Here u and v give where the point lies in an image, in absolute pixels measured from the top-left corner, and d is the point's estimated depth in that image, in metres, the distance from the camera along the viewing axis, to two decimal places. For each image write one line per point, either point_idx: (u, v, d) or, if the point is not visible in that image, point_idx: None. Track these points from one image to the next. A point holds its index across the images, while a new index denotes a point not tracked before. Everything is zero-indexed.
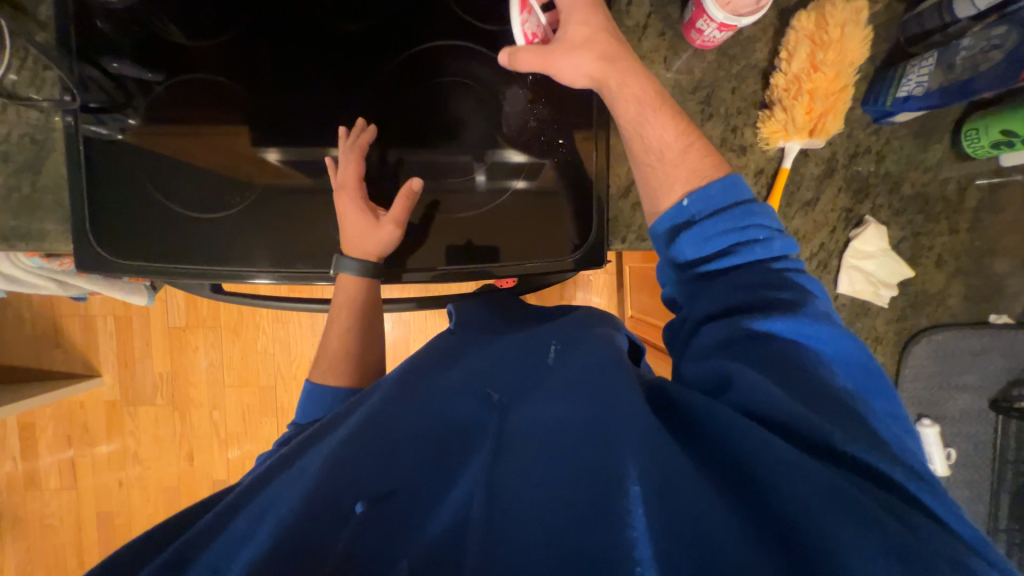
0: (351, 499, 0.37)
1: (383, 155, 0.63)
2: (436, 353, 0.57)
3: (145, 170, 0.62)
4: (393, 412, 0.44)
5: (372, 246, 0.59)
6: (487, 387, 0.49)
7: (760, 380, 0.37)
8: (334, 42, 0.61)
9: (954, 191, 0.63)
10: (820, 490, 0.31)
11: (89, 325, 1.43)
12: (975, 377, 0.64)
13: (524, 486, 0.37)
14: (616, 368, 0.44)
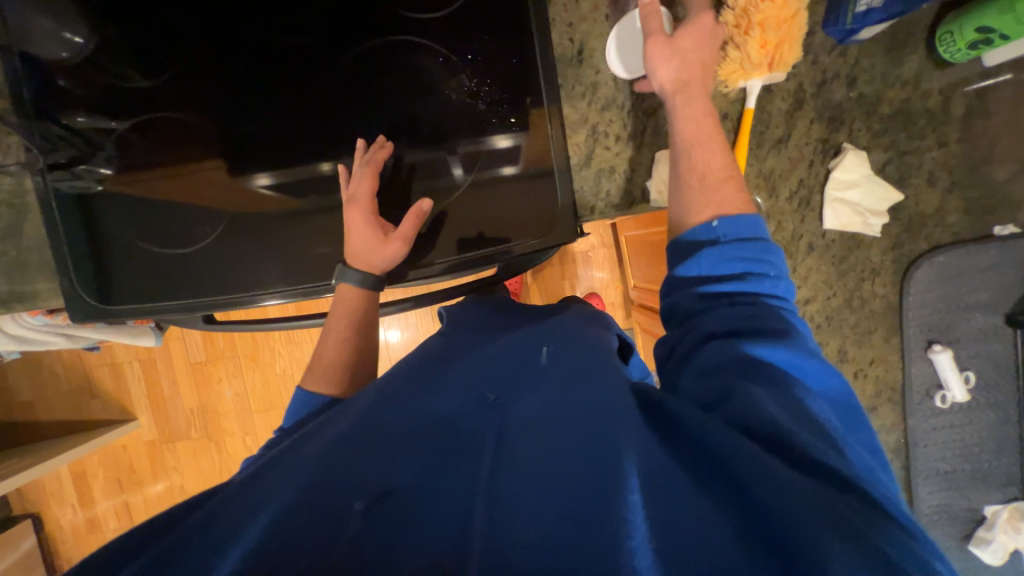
0: (349, 504, 0.36)
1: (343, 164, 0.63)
2: (428, 359, 0.55)
3: (119, 216, 0.63)
4: (389, 422, 0.43)
5: (379, 263, 0.59)
6: (486, 388, 0.48)
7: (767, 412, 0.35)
8: (275, 59, 0.61)
9: (937, 102, 0.59)
10: (821, 502, 0.29)
11: (117, 374, 1.50)
12: (985, 294, 0.61)
13: (526, 483, 0.35)
14: (614, 380, 0.43)
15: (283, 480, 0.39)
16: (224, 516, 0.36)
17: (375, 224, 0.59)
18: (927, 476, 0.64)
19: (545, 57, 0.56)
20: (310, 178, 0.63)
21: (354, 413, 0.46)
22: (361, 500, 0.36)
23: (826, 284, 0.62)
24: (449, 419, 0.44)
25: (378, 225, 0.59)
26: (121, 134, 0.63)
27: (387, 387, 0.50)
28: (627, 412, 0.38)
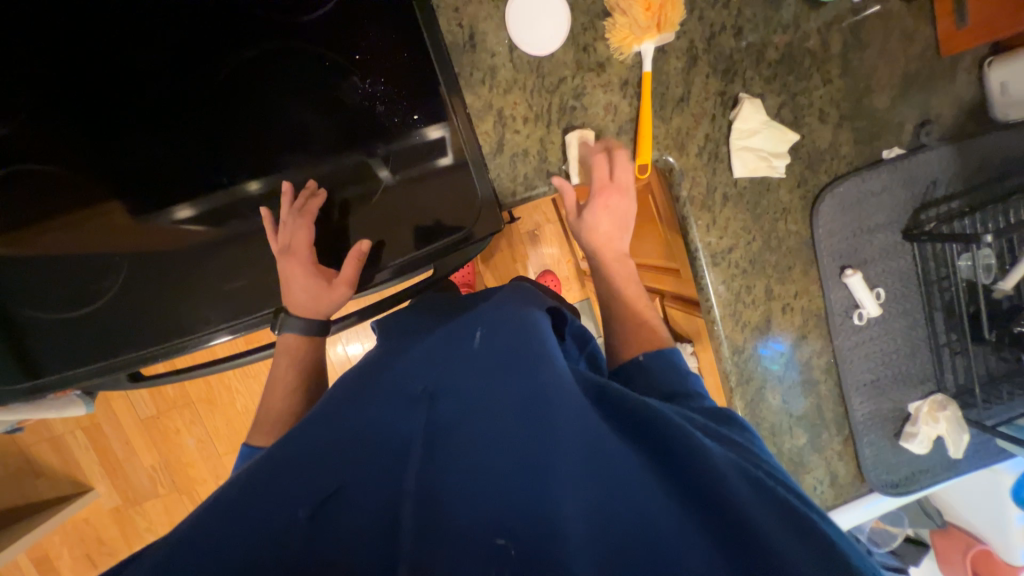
0: (287, 513, 0.34)
1: (247, 188, 0.59)
2: (362, 369, 0.55)
3: (10, 286, 0.59)
4: (329, 433, 0.42)
5: (325, 308, 0.59)
6: (419, 382, 0.47)
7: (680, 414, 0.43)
8: (136, 88, 0.54)
9: (816, 42, 0.62)
10: (729, 469, 0.36)
11: (60, 447, 1.38)
12: (883, 215, 0.66)
13: (473, 467, 0.36)
14: (545, 360, 0.45)
15: (218, 505, 0.36)
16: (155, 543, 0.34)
17: (316, 276, 0.58)
18: (858, 388, 0.69)
19: (436, 47, 0.54)
20: (213, 208, 0.59)
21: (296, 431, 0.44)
22: (296, 508, 0.35)
23: (745, 230, 0.65)
24: (388, 417, 0.43)
25: (319, 273, 0.59)
26: None
27: (327, 404, 0.48)
28: (565, 389, 0.41)
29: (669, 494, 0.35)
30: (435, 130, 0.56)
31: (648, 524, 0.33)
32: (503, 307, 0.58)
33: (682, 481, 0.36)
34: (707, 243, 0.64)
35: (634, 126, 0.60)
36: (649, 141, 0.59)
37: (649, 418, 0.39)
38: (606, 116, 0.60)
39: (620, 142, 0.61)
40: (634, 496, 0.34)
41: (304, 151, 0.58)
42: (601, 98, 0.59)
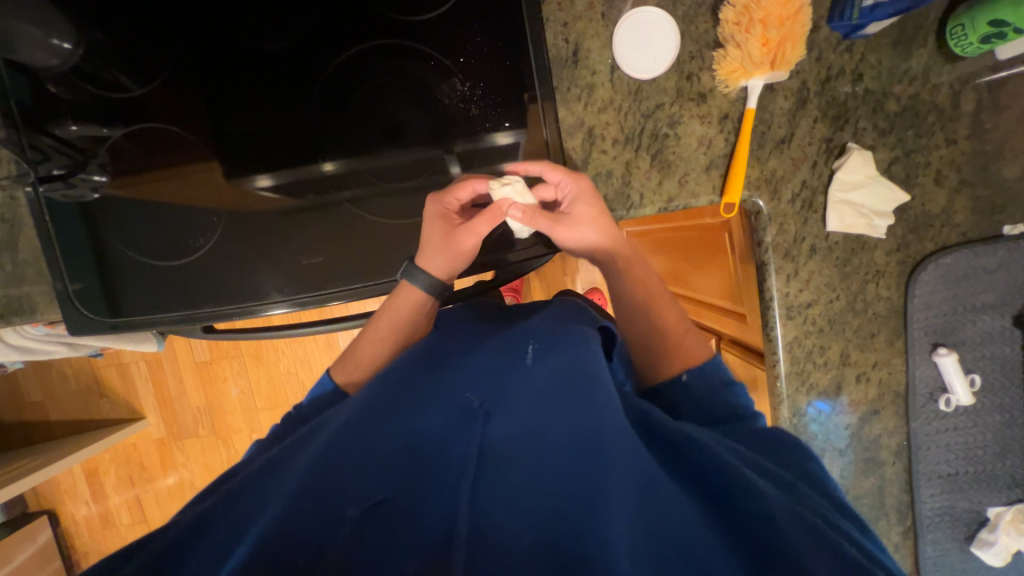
0: (335, 509, 0.37)
1: (326, 168, 0.61)
2: (425, 353, 0.56)
3: (116, 225, 0.62)
4: (381, 425, 0.44)
5: (447, 257, 0.58)
6: (471, 394, 0.48)
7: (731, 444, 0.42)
8: (260, 68, 0.59)
9: (945, 98, 0.57)
10: (794, 523, 0.33)
11: (125, 374, 1.51)
12: (993, 295, 0.59)
13: (513, 496, 0.37)
14: (594, 368, 0.43)
15: (281, 485, 0.40)
16: (229, 513, 0.39)
17: (446, 222, 0.58)
18: (931, 480, 0.63)
19: (540, 62, 0.55)
20: (294, 182, 0.61)
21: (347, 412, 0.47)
22: (344, 507, 0.37)
23: (829, 287, 0.61)
24: (439, 426, 0.45)
25: (444, 220, 0.58)
26: (111, 143, 0.62)
27: (380, 385, 0.50)
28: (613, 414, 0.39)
29: (712, 525, 0.35)
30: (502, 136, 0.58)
31: (695, 548, 0.32)
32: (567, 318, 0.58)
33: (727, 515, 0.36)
34: (785, 294, 0.61)
35: (727, 163, 0.58)
36: (740, 180, 0.56)
37: (692, 450, 0.39)
38: (698, 148, 0.58)
39: (708, 177, 0.58)
40: (678, 518, 0.34)
41: (393, 143, 0.60)
42: (696, 130, 0.57)
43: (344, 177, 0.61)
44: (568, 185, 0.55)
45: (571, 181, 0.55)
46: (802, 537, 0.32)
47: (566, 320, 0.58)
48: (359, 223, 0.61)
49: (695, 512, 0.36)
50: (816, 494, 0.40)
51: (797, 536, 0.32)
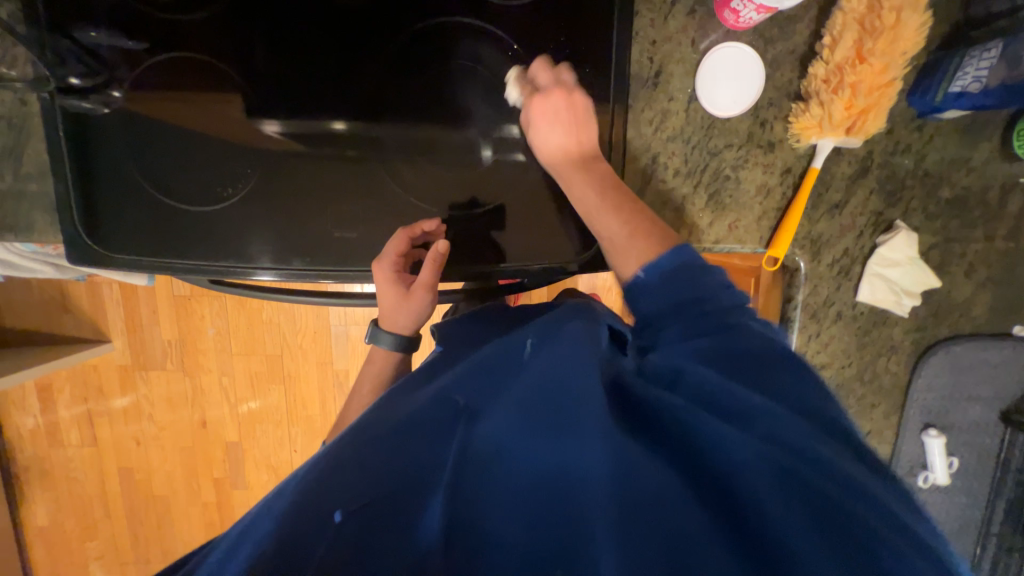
0: (312, 519, 0.35)
1: (335, 126, 0.57)
2: (425, 368, 0.55)
3: (130, 153, 0.58)
4: (367, 434, 0.43)
5: (411, 312, 0.64)
6: (456, 391, 0.45)
7: (729, 386, 0.38)
8: (321, 16, 0.55)
9: (996, 194, 0.58)
10: (806, 533, 0.30)
11: (94, 293, 1.43)
12: (988, 388, 0.63)
13: (498, 509, 0.34)
14: (577, 351, 0.42)
15: (269, 509, 0.38)
16: (231, 541, 0.38)
17: (395, 285, 0.61)
18: None
19: (619, 78, 0.54)
20: (297, 129, 0.57)
21: (345, 431, 0.46)
22: (323, 517, 0.35)
23: (844, 354, 0.62)
24: (419, 426, 0.42)
25: (397, 281, 0.61)
26: (133, 59, 0.56)
27: (373, 412, 0.49)
28: (599, 413, 0.36)
29: (696, 492, 0.33)
30: (511, 127, 0.57)
31: (675, 527, 0.31)
32: (576, 312, 0.55)
33: (704, 480, 0.34)
34: (802, 353, 0.62)
35: (779, 217, 0.58)
36: (789, 236, 0.57)
37: (672, 416, 0.36)
38: (755, 196, 0.57)
39: (758, 227, 0.58)
40: (660, 494, 0.32)
41: (447, 127, 0.57)
42: (757, 178, 0.57)
43: (380, 150, 0.58)
44: (527, 106, 0.53)
45: (529, 100, 0.53)
46: (786, 512, 0.31)
47: (575, 313, 0.55)
48: (391, 195, 0.59)
49: (676, 480, 0.34)
50: (822, 428, 0.37)
51: (780, 509, 0.31)
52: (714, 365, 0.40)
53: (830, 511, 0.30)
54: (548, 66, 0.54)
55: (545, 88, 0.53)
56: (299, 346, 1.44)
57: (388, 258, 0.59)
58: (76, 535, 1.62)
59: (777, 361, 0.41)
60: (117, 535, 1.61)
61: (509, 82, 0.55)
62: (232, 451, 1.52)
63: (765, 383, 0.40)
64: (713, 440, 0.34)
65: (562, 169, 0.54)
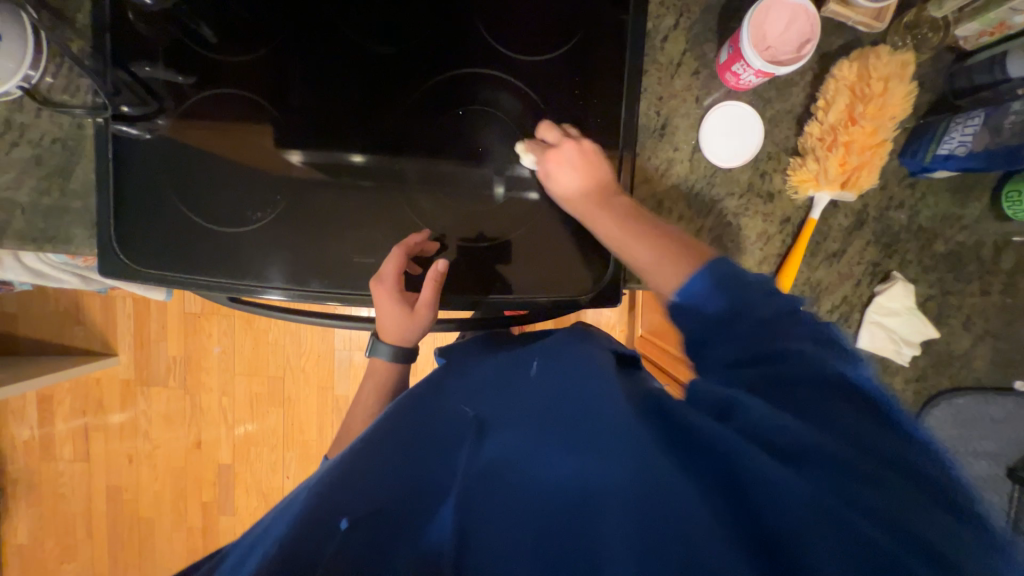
0: (317, 521, 0.37)
1: (355, 159, 0.61)
2: (437, 380, 0.59)
3: (169, 174, 0.62)
4: (381, 446, 0.45)
5: (413, 329, 0.66)
6: (469, 412, 0.50)
7: (788, 422, 0.35)
8: (353, 62, 0.61)
9: (990, 250, 0.60)
10: (823, 538, 0.29)
11: (109, 306, 1.46)
12: (994, 444, 0.62)
13: (507, 525, 0.36)
14: (606, 391, 0.42)
15: (280, 518, 0.40)
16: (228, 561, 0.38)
17: (399, 305, 0.63)
18: None
19: (628, 129, 0.59)
20: (321, 161, 0.61)
21: (364, 435, 0.48)
22: (333, 519, 0.37)
23: None
24: (434, 448, 0.46)
25: (401, 301, 0.63)
26: (179, 90, 0.61)
27: (388, 420, 0.51)
28: (613, 422, 0.38)
29: (721, 516, 0.32)
30: (525, 168, 0.61)
31: (698, 551, 0.29)
32: (584, 337, 0.58)
33: (742, 511, 0.32)
34: None
35: (779, 262, 0.60)
36: (789, 281, 0.59)
37: (719, 445, 0.35)
38: (756, 242, 0.60)
39: (758, 270, 0.61)
40: (680, 516, 0.31)
41: (467, 166, 0.61)
42: (758, 225, 0.60)
43: (399, 183, 0.62)
44: (543, 161, 0.58)
45: (545, 157, 0.58)
46: (825, 542, 0.29)
47: (583, 338, 0.58)
48: (406, 224, 0.62)
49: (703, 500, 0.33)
50: (875, 454, 0.34)
51: (810, 541, 0.29)
52: (770, 400, 0.38)
53: (873, 547, 0.28)
54: (554, 127, 0.59)
55: (556, 143, 0.58)
56: (303, 368, 1.44)
57: (392, 280, 0.61)
58: (54, 556, 1.56)
59: (852, 397, 0.37)
60: (97, 557, 1.56)
61: (520, 148, 0.60)
62: (225, 473, 1.49)
63: (822, 414, 0.36)
64: (759, 471, 0.32)
65: (583, 206, 0.57)
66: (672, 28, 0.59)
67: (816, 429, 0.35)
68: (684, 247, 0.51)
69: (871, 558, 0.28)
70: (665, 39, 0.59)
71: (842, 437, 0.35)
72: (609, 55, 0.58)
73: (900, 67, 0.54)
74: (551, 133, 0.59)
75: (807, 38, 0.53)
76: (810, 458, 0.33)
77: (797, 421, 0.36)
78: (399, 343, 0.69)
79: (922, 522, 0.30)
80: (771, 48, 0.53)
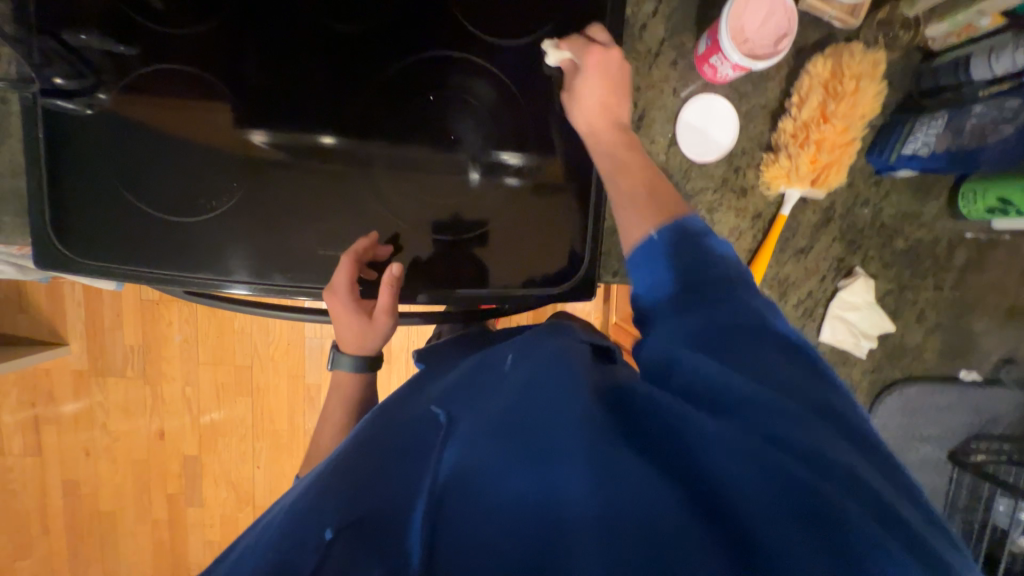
0: (299, 548, 0.35)
1: (323, 141, 0.58)
2: (413, 383, 0.59)
3: (113, 156, 0.57)
4: (353, 462, 0.44)
5: (375, 335, 0.64)
6: (437, 406, 0.49)
7: (724, 373, 0.39)
8: (316, 39, 0.56)
9: (945, 247, 0.62)
10: (779, 511, 0.31)
11: (55, 292, 1.36)
12: (938, 429, 0.66)
13: (489, 519, 0.35)
14: (566, 367, 0.44)
15: (253, 553, 0.38)
16: None
17: (357, 315, 0.61)
18: None
19: (605, 121, 0.58)
20: (285, 141, 0.58)
21: (336, 453, 0.48)
22: (317, 535, 0.36)
23: None
24: (409, 448, 0.45)
25: (358, 310, 0.61)
26: (119, 61, 0.56)
27: (363, 437, 0.49)
28: (570, 402, 0.39)
29: (687, 496, 0.34)
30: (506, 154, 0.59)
31: (670, 538, 0.31)
32: (554, 325, 0.59)
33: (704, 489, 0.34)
34: None
35: (749, 257, 0.61)
36: (758, 276, 0.60)
37: (666, 418, 0.37)
38: (728, 237, 0.61)
39: None
40: (637, 488, 0.34)
41: (441, 153, 0.59)
42: (730, 220, 0.60)
43: (370, 168, 0.59)
44: (590, 56, 0.55)
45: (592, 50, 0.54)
46: (786, 522, 0.31)
47: (553, 326, 0.59)
48: (377, 215, 0.60)
49: (669, 486, 0.34)
50: (813, 411, 0.38)
51: (764, 505, 0.32)
52: (716, 355, 0.41)
53: (820, 505, 0.31)
54: (607, 32, 0.56)
55: (607, 46, 0.55)
56: (271, 356, 1.40)
57: (344, 291, 0.59)
58: (8, 553, 1.49)
59: (793, 358, 0.41)
60: (55, 553, 1.50)
61: (549, 47, 0.56)
62: (191, 465, 1.45)
63: (772, 372, 0.40)
64: (703, 438, 0.35)
65: (620, 135, 0.56)
66: (650, 16, 0.57)
67: (759, 381, 0.39)
68: (691, 244, 0.53)
69: (830, 521, 0.30)
70: (643, 27, 0.57)
71: (784, 395, 0.38)
72: (590, 41, 0.56)
73: (872, 66, 0.54)
74: (599, 49, 0.55)
75: (783, 32, 0.52)
76: (760, 419, 0.36)
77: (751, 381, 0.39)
78: (363, 351, 0.68)
79: (870, 481, 0.34)
80: (750, 40, 0.52)
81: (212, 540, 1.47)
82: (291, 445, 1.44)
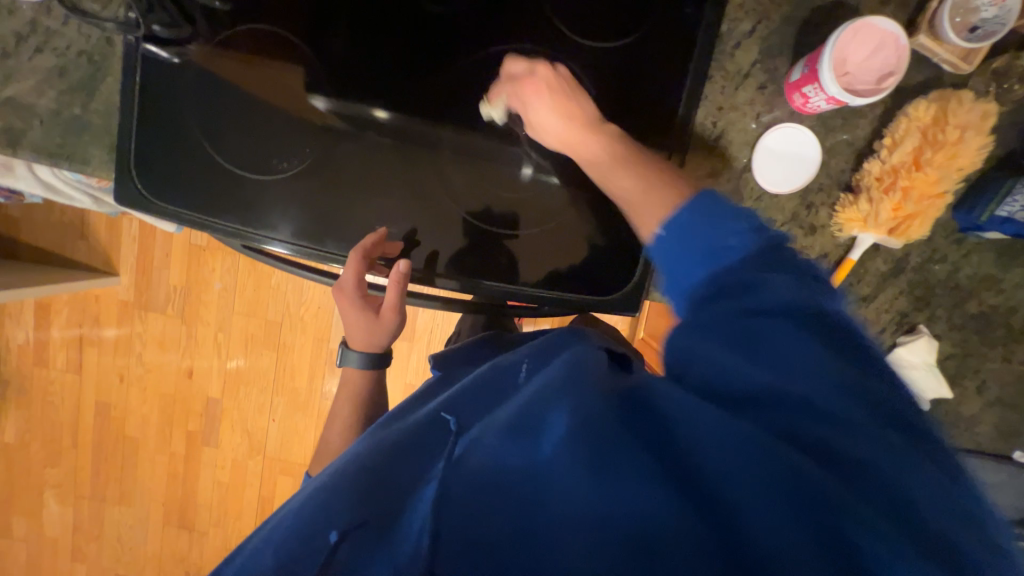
0: (311, 543, 0.37)
1: (378, 114, 0.58)
2: (437, 381, 0.62)
3: (197, 106, 0.59)
4: (367, 462, 0.45)
5: (382, 334, 0.67)
6: (454, 411, 0.49)
7: (732, 364, 0.36)
8: (400, 16, 0.57)
9: (1022, 319, 0.58)
10: (781, 521, 0.29)
11: (114, 224, 1.44)
12: None
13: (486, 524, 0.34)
14: (570, 375, 0.44)
15: (271, 545, 0.39)
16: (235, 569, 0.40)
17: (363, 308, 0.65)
18: None
19: (682, 137, 0.56)
20: (342, 110, 0.58)
21: (355, 450, 0.50)
22: (325, 534, 0.37)
23: None
24: (418, 449, 0.45)
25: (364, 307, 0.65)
26: (212, 14, 0.57)
27: (383, 434, 0.51)
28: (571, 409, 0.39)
29: (686, 499, 0.32)
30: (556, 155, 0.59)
31: (658, 534, 0.31)
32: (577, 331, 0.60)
33: (699, 493, 0.32)
34: None
35: None
36: None
37: (671, 415, 0.35)
38: None
39: None
40: (634, 497, 0.33)
41: (505, 145, 0.59)
42: None
43: (434, 150, 0.59)
44: (519, 92, 0.54)
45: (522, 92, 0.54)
46: (789, 532, 0.29)
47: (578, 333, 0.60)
48: (436, 199, 0.60)
49: (664, 488, 0.33)
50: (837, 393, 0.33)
51: (763, 513, 0.30)
52: (744, 349, 0.36)
53: (827, 517, 0.29)
54: (519, 58, 0.55)
55: (529, 76, 0.54)
56: (301, 317, 1.44)
57: (350, 287, 0.62)
58: (39, 458, 1.60)
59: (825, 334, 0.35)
60: (80, 466, 1.59)
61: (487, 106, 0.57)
62: (213, 407, 1.52)
63: (788, 354, 0.35)
64: (695, 437, 0.34)
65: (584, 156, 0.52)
66: (746, 35, 0.55)
67: (773, 369, 0.34)
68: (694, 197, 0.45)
69: (836, 535, 0.29)
70: (736, 46, 0.55)
71: (800, 377, 0.34)
72: (679, 55, 0.55)
73: (980, 118, 0.51)
74: (515, 69, 0.54)
75: (890, 71, 0.50)
76: (765, 414, 0.34)
77: (758, 367, 0.35)
78: (372, 349, 0.71)
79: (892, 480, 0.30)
80: (850, 73, 0.50)
81: (221, 481, 1.54)
82: (307, 405, 1.49)
